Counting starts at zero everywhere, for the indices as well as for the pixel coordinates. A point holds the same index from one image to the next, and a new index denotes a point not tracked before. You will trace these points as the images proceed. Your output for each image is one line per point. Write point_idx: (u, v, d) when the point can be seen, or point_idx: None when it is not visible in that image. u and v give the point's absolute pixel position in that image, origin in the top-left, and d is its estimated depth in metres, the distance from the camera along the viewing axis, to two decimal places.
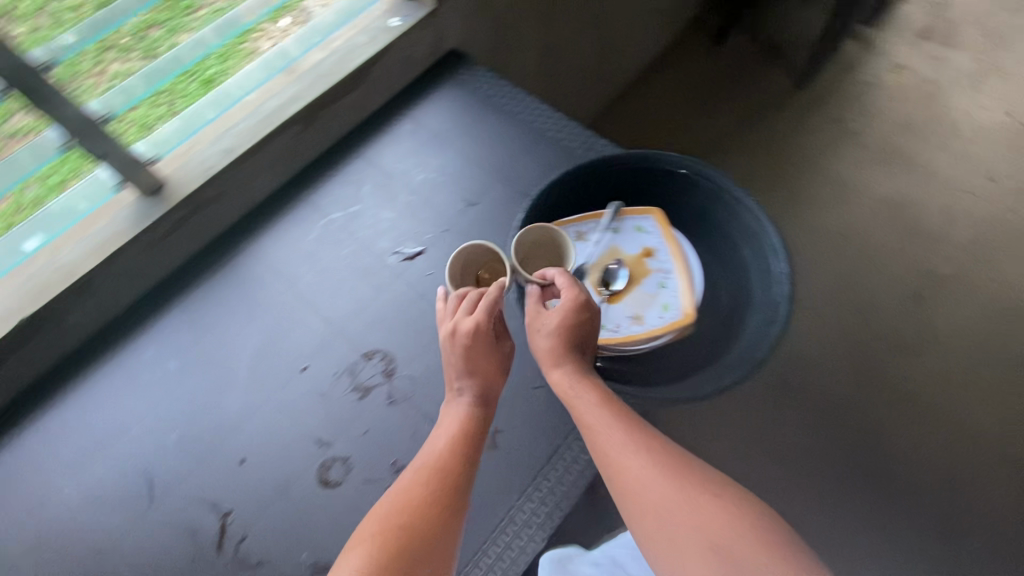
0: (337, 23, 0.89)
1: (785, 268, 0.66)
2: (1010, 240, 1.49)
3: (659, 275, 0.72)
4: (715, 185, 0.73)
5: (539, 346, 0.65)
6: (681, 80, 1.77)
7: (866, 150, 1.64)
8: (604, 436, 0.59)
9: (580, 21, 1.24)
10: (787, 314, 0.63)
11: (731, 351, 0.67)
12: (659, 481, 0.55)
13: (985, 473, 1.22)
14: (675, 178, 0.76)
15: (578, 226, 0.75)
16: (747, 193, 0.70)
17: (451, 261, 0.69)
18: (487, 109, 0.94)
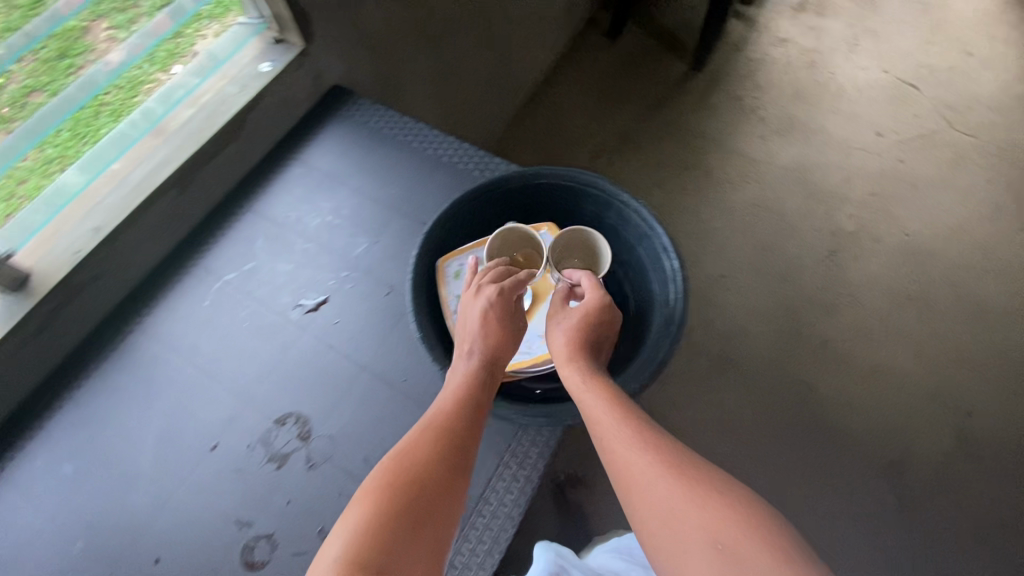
0: (204, 73, 0.84)
1: (677, 269, 0.68)
2: (902, 189, 1.59)
3: (560, 290, 0.81)
4: (603, 190, 0.74)
5: (558, 342, 0.71)
6: (584, 80, 1.80)
7: (766, 124, 1.72)
8: (611, 433, 0.60)
9: (469, 37, 1.23)
10: (683, 311, 0.65)
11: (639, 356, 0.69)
12: (663, 479, 0.55)
13: (911, 406, 1.30)
14: (568, 189, 0.76)
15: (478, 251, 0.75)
16: (637, 198, 0.71)
17: (498, 235, 0.74)
18: (378, 140, 0.92)
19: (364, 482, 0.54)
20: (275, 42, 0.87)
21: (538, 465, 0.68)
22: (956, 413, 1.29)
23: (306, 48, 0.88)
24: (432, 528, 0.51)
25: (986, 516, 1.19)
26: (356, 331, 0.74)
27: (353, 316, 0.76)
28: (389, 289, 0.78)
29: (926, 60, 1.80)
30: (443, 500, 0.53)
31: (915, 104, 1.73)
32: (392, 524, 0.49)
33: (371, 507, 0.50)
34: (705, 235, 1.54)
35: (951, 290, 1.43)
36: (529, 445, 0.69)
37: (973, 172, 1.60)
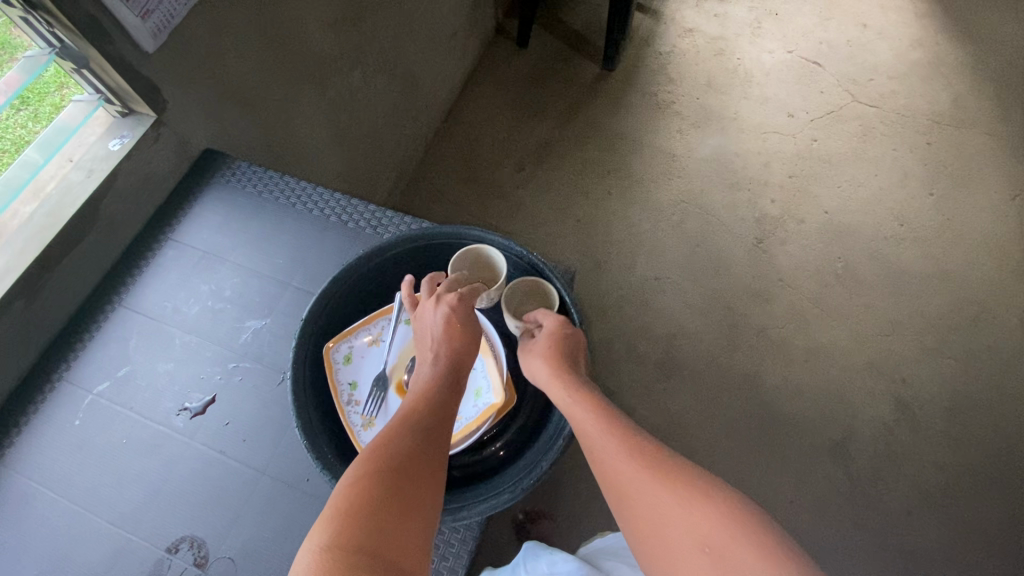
0: (51, 149, 0.74)
1: (575, 322, 0.68)
2: (819, 167, 1.61)
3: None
4: (495, 246, 0.71)
5: (536, 364, 0.65)
6: (497, 93, 1.75)
7: (682, 117, 1.71)
8: (601, 442, 0.59)
9: (360, 71, 1.16)
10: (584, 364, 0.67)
11: (551, 422, 0.64)
12: (649, 485, 0.54)
13: (854, 384, 1.32)
14: (458, 245, 0.73)
15: (370, 328, 0.68)
16: (531, 251, 0.70)
17: (465, 250, 0.70)
18: (258, 206, 0.84)
19: (342, 481, 0.50)
20: (122, 115, 0.78)
21: (461, 560, 0.63)
22: (893, 383, 1.31)
23: (159, 117, 0.78)
24: (419, 515, 0.49)
25: (933, 480, 1.21)
26: (251, 431, 0.68)
27: (248, 414, 0.69)
28: (285, 374, 0.71)
29: (827, 36, 1.84)
30: (429, 489, 0.51)
31: (821, 81, 1.76)
32: (376, 517, 0.46)
33: (355, 498, 0.47)
34: (635, 238, 1.52)
35: (874, 262, 1.47)
36: (451, 533, 0.64)
37: (881, 142, 1.64)
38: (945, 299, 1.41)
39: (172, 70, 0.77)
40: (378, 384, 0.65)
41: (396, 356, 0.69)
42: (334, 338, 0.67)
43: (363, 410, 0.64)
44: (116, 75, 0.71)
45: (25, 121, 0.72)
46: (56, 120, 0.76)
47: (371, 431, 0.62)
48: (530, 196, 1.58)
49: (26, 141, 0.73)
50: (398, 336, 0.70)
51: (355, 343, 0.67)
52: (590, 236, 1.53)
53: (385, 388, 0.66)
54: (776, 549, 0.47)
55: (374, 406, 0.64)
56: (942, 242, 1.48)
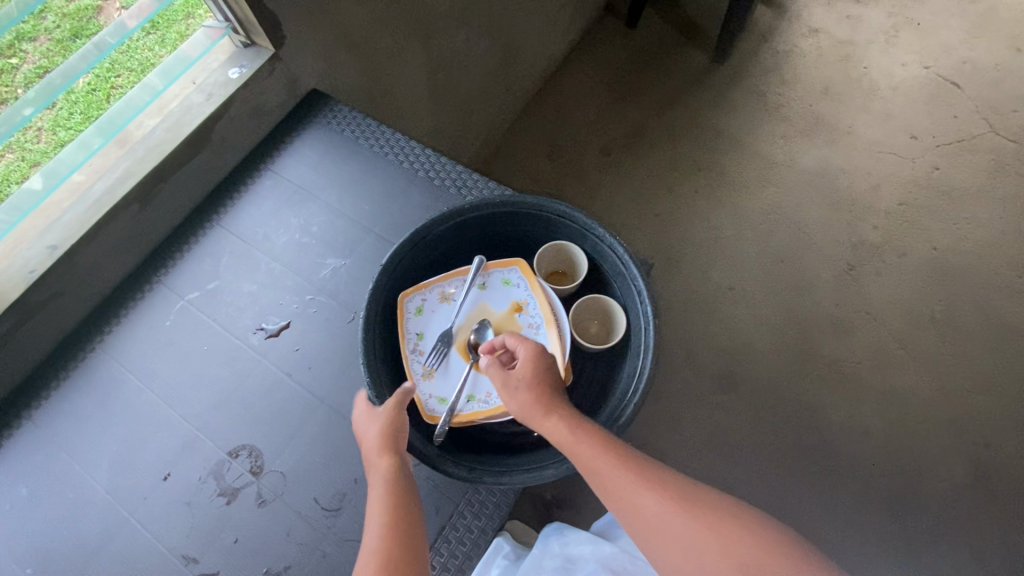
0: (175, 70, 0.79)
1: (649, 313, 0.62)
2: (935, 199, 1.46)
3: (529, 330, 0.68)
4: (578, 224, 0.69)
5: (519, 396, 0.57)
6: (597, 73, 1.70)
7: (789, 123, 1.60)
8: (616, 478, 0.51)
9: (468, 33, 1.16)
10: (652, 358, 0.61)
11: (605, 406, 0.63)
12: (679, 515, 0.49)
13: (928, 437, 1.21)
14: (539, 220, 0.71)
15: (444, 285, 0.70)
16: (613, 236, 0.67)
17: (549, 248, 0.73)
18: (354, 150, 0.87)
19: None
20: (245, 46, 0.82)
21: (489, 523, 0.65)
22: (974, 446, 1.20)
23: (276, 53, 0.82)
24: None
25: (999, 556, 1.11)
26: (317, 361, 0.72)
27: (315, 346, 0.73)
28: (354, 314, 0.75)
29: (973, 55, 1.65)
30: None
31: (957, 104, 1.58)
32: None
33: None
34: (713, 242, 1.45)
35: (978, 312, 1.33)
36: (489, 494, 0.66)
37: (1014, 181, 1.47)
38: None
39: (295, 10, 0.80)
40: (443, 340, 0.67)
41: (464, 316, 0.70)
42: (409, 288, 0.69)
43: (425, 360, 0.66)
44: (243, 4, 0.74)
45: (151, 45, 0.77)
46: (185, 43, 0.80)
47: (430, 382, 0.65)
48: (611, 183, 1.54)
49: (151, 64, 0.78)
50: (468, 299, 0.70)
51: (428, 296, 0.69)
52: (667, 233, 1.47)
53: (448, 344, 0.67)
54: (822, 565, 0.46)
55: (436, 359, 0.66)
56: None
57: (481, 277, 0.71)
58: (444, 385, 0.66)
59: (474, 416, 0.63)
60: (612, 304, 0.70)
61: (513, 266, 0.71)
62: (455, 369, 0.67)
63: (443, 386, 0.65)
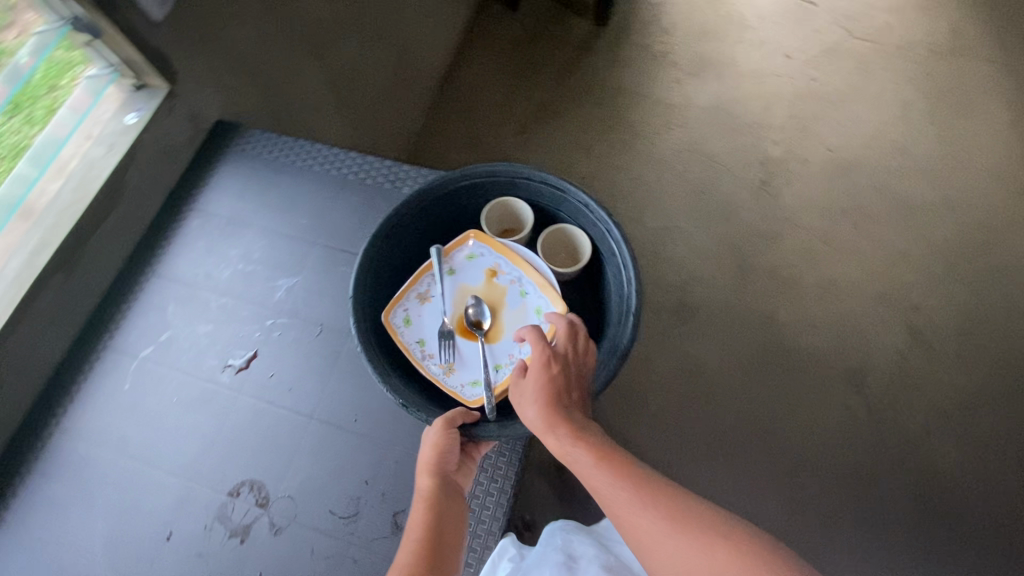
0: (52, 148, 0.74)
1: (605, 215, 0.70)
2: (819, 107, 1.61)
3: (514, 286, 0.72)
4: (507, 173, 0.74)
5: (528, 413, 0.60)
6: (492, 58, 1.75)
7: (678, 67, 1.71)
8: (611, 497, 0.54)
9: (361, 39, 1.16)
10: (629, 246, 0.68)
11: (612, 314, 0.71)
12: (669, 534, 0.50)
13: (866, 315, 1.34)
14: (475, 185, 0.75)
15: (415, 287, 0.71)
16: (540, 171, 0.73)
17: (488, 212, 0.77)
18: (276, 170, 0.86)
19: None
20: (135, 88, 0.78)
21: (506, 477, 0.71)
22: (905, 312, 1.34)
23: (173, 89, 0.80)
24: None
25: (949, 400, 1.24)
26: (295, 380, 0.71)
27: (288, 367, 0.72)
28: (320, 325, 0.74)
29: None
30: None
31: (817, 20, 1.74)
32: None
33: None
34: (640, 191, 1.53)
35: (879, 196, 1.48)
36: (498, 454, 0.73)
37: (880, 76, 1.63)
38: (950, 225, 1.42)
39: (178, 42, 0.78)
40: (445, 334, 0.68)
41: (451, 305, 0.71)
42: (385, 308, 0.70)
43: (438, 360, 0.68)
44: (128, 46, 0.72)
45: (19, 126, 0.70)
46: (69, 102, 0.75)
47: (455, 374, 0.68)
48: (533, 158, 1.59)
49: (22, 146, 0.71)
50: (446, 288, 0.72)
51: (409, 305, 0.69)
52: (596, 192, 1.53)
53: (452, 335, 0.69)
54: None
55: (449, 354, 0.68)
56: (946, 170, 1.49)
57: (445, 264, 0.73)
58: (468, 370, 0.68)
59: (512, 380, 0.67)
60: (569, 227, 0.76)
61: (465, 240, 0.74)
62: (469, 353, 0.69)
63: (469, 372, 0.68)
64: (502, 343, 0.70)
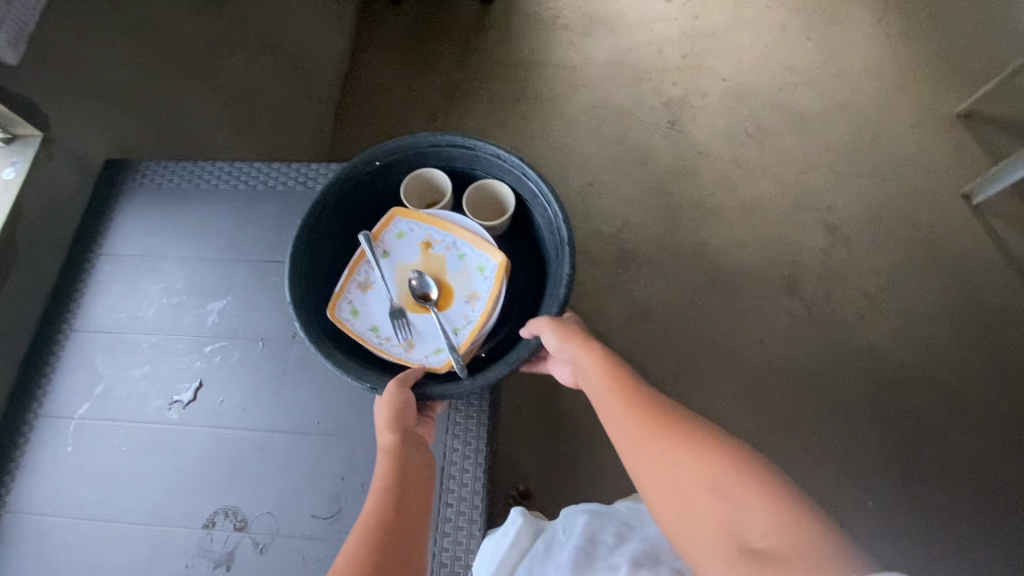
0: None
1: (518, 161, 0.76)
2: (706, 42, 1.69)
3: (450, 252, 0.77)
4: (416, 145, 0.79)
5: (553, 341, 0.68)
6: (386, 55, 1.73)
7: (569, 29, 1.75)
8: (616, 411, 0.62)
9: (250, 51, 1.09)
10: (546, 184, 0.75)
11: (549, 249, 0.79)
12: (659, 443, 0.57)
13: (788, 224, 1.43)
14: (390, 163, 0.79)
15: (356, 278, 0.75)
16: (445, 135, 0.78)
17: (407, 188, 0.82)
18: (181, 197, 0.84)
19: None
20: (7, 143, 0.73)
21: (480, 431, 0.83)
22: (820, 213, 1.43)
23: (46, 134, 0.75)
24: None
25: (874, 283, 1.35)
26: (247, 399, 0.70)
27: (238, 389, 0.70)
28: (262, 339, 0.73)
29: None
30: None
31: None
32: None
33: None
34: (559, 154, 1.56)
35: (776, 113, 1.57)
36: (467, 422, 0.84)
37: (754, 4, 1.73)
38: (842, 126, 1.53)
39: (40, 84, 0.73)
40: (395, 313, 0.74)
41: (395, 286, 0.76)
42: (330, 306, 0.74)
43: (397, 339, 0.73)
44: None
45: None
46: None
47: (417, 347, 0.73)
48: None
49: None
50: (385, 271, 0.77)
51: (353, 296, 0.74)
52: None
53: (403, 313, 0.74)
54: (824, 565, 0.42)
55: (405, 331, 0.74)
56: (830, 79, 1.60)
57: (380, 249, 0.78)
58: (428, 341, 0.74)
59: (471, 339, 0.72)
60: (486, 181, 0.83)
61: (391, 222, 0.78)
62: (424, 325, 0.74)
63: (428, 342, 0.73)
64: (454, 308, 0.75)
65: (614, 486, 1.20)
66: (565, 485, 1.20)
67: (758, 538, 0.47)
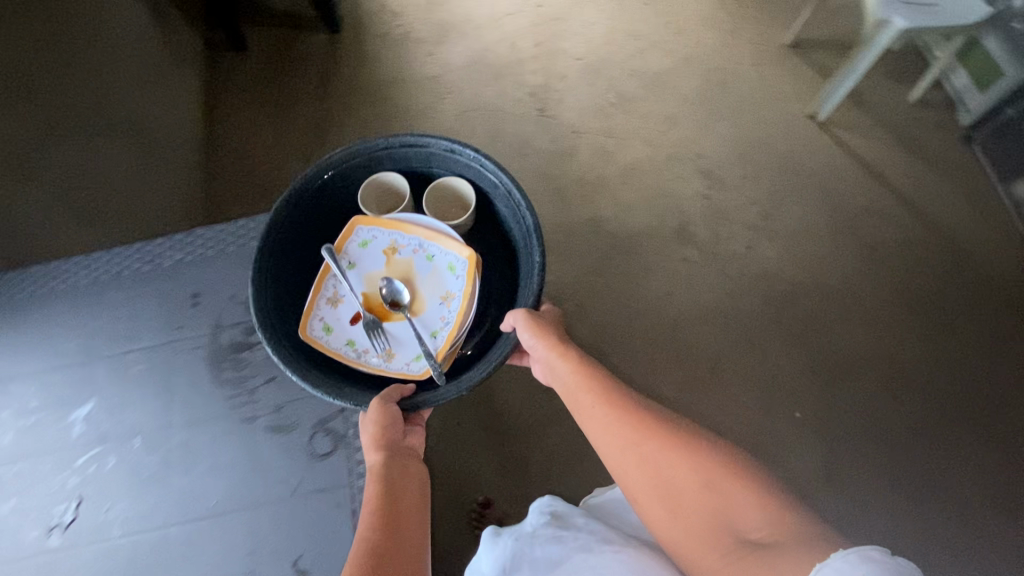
0: None
1: (475, 154, 0.81)
2: (555, 26, 1.74)
3: (418, 255, 0.82)
4: (368, 150, 0.83)
5: (534, 342, 0.73)
6: (243, 106, 1.68)
7: (422, 42, 1.75)
8: (601, 414, 0.68)
9: (73, 140, 1.02)
10: (506, 173, 0.79)
11: (517, 238, 0.84)
12: (651, 446, 0.64)
13: (667, 179, 1.50)
14: (348, 173, 0.84)
15: (324, 294, 0.80)
16: (398, 136, 0.82)
17: (363, 193, 0.87)
18: (13, 311, 0.79)
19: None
20: None
21: None
22: (693, 162, 1.51)
23: None
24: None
25: (753, 215, 1.44)
26: (134, 503, 0.71)
27: (124, 494, 0.72)
28: (137, 435, 0.74)
29: None
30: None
31: None
32: None
33: None
34: None
35: (633, 79, 1.64)
36: None
37: None
38: (694, 78, 1.62)
39: None
40: (371, 323, 0.78)
41: (365, 296, 0.80)
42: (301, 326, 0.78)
43: (376, 350, 0.78)
44: None
45: None
46: None
47: (396, 356, 0.78)
48: None
49: None
50: (353, 282, 0.81)
51: (324, 314, 0.79)
52: None
53: (379, 324, 0.78)
54: (811, 538, 0.52)
55: (383, 340, 0.78)
56: (673, 37, 1.69)
57: (345, 261, 0.81)
58: (406, 348, 0.78)
59: (451, 340, 0.77)
60: (444, 177, 0.88)
61: (351, 234, 0.82)
62: (399, 332, 0.79)
63: (405, 349, 0.78)
64: (429, 311, 0.80)
65: (565, 469, 1.24)
66: (516, 481, 1.23)
67: (753, 530, 0.55)
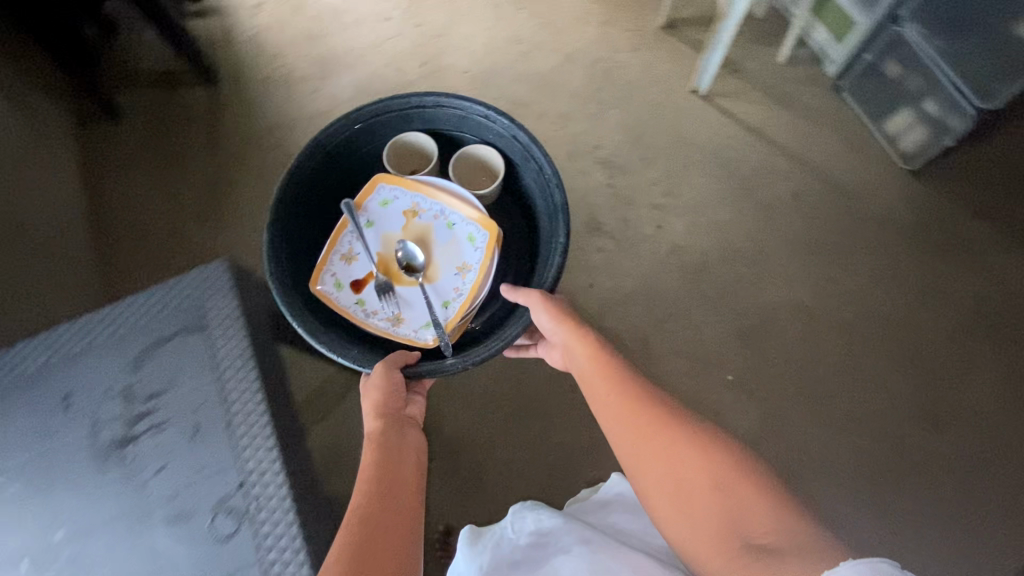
0: None
1: (509, 123, 0.85)
2: (437, 44, 1.74)
3: (439, 221, 0.86)
4: (405, 108, 0.88)
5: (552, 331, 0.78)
6: (124, 174, 1.60)
7: (307, 79, 1.71)
8: (615, 404, 0.72)
9: None
10: (539, 147, 0.84)
11: (541, 214, 0.89)
12: (665, 443, 0.67)
13: (569, 174, 1.52)
14: (386, 123, 0.89)
15: (340, 249, 0.85)
16: (435, 96, 0.86)
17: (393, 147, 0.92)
18: None
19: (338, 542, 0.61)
20: None
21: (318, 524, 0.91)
22: (591, 153, 1.55)
23: None
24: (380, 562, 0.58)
25: (655, 195, 1.49)
26: None
27: None
28: (22, 560, 0.78)
29: None
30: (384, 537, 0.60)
31: None
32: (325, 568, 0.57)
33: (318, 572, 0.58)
34: None
35: (521, 83, 1.66)
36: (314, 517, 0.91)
37: None
38: (579, 73, 1.66)
39: None
40: (382, 284, 0.83)
41: (379, 255, 0.86)
42: (313, 279, 0.84)
43: (384, 313, 0.84)
44: None
45: None
46: None
47: (402, 322, 0.83)
48: (225, 235, 1.53)
49: None
50: (370, 241, 0.86)
51: (337, 269, 0.85)
52: None
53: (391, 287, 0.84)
54: (812, 546, 0.54)
55: (392, 303, 0.84)
56: (552, 36, 1.72)
57: (367, 218, 0.87)
58: (415, 314, 0.84)
59: (461, 312, 0.82)
60: (472, 145, 0.93)
61: (376, 193, 0.87)
62: (409, 296, 0.84)
63: (413, 316, 0.84)
64: (443, 280, 0.84)
65: (519, 478, 1.24)
66: (472, 499, 1.22)
67: (757, 535, 0.57)
